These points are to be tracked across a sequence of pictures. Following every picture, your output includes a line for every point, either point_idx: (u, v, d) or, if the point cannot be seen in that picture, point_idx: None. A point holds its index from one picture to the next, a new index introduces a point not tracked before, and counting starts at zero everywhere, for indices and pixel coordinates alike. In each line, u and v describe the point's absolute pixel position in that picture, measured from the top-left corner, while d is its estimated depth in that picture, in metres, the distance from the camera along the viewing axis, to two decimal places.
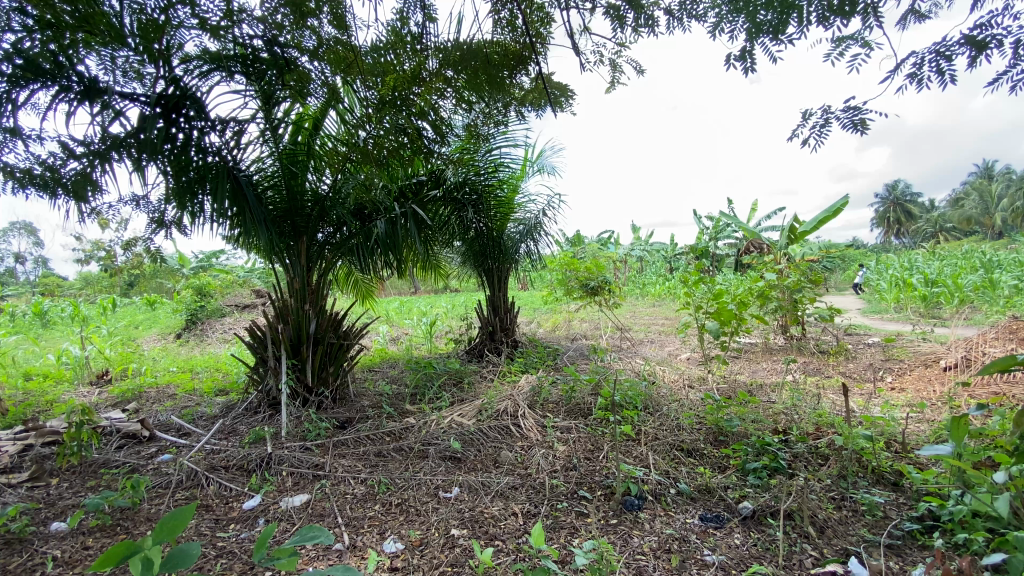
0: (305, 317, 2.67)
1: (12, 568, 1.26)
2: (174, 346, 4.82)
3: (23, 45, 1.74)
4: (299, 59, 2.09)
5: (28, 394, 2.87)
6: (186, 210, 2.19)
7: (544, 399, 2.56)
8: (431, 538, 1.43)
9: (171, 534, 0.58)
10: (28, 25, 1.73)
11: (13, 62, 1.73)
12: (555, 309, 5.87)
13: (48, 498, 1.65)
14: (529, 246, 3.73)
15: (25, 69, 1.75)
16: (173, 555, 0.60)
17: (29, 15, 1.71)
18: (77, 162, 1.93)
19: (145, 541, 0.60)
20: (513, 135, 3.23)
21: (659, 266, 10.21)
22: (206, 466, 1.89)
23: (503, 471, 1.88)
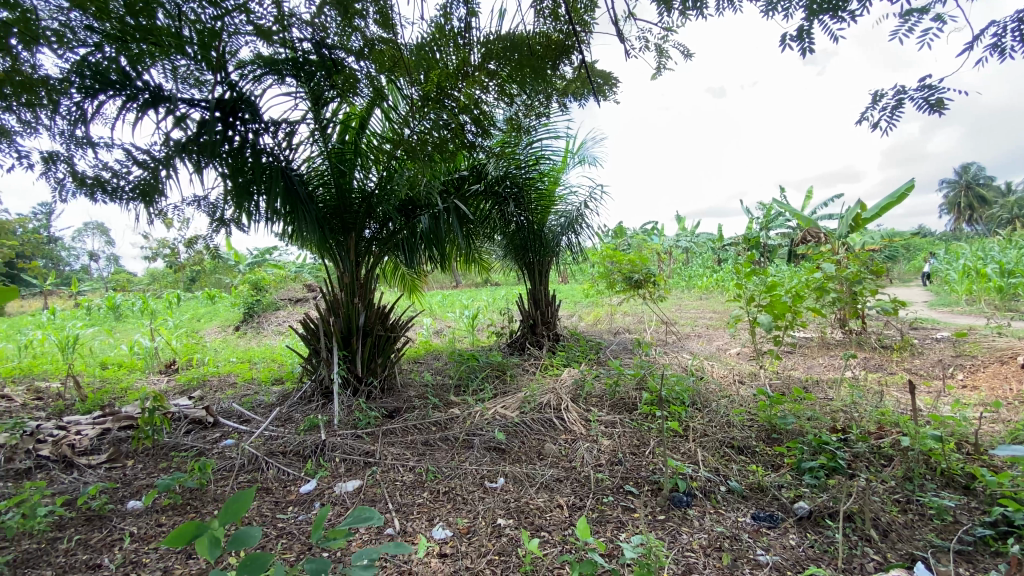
0: (354, 310, 2.76)
1: (94, 543, 1.37)
2: (233, 338, 5.09)
3: (93, 59, 1.91)
4: (346, 60, 2.17)
5: (106, 382, 3.11)
6: (243, 210, 2.30)
7: (587, 392, 2.54)
8: (478, 526, 1.45)
9: (236, 517, 0.60)
10: (96, 41, 1.88)
11: (84, 75, 1.93)
12: (598, 302, 5.79)
13: (125, 478, 1.78)
14: (570, 238, 3.70)
15: (95, 79, 1.95)
16: (239, 536, 0.62)
17: (96, 31, 1.85)
18: (143, 168, 2.07)
19: (213, 520, 0.63)
20: (555, 126, 3.21)
21: (705, 257, 9.90)
22: (265, 451, 1.99)
23: (548, 463, 1.88)
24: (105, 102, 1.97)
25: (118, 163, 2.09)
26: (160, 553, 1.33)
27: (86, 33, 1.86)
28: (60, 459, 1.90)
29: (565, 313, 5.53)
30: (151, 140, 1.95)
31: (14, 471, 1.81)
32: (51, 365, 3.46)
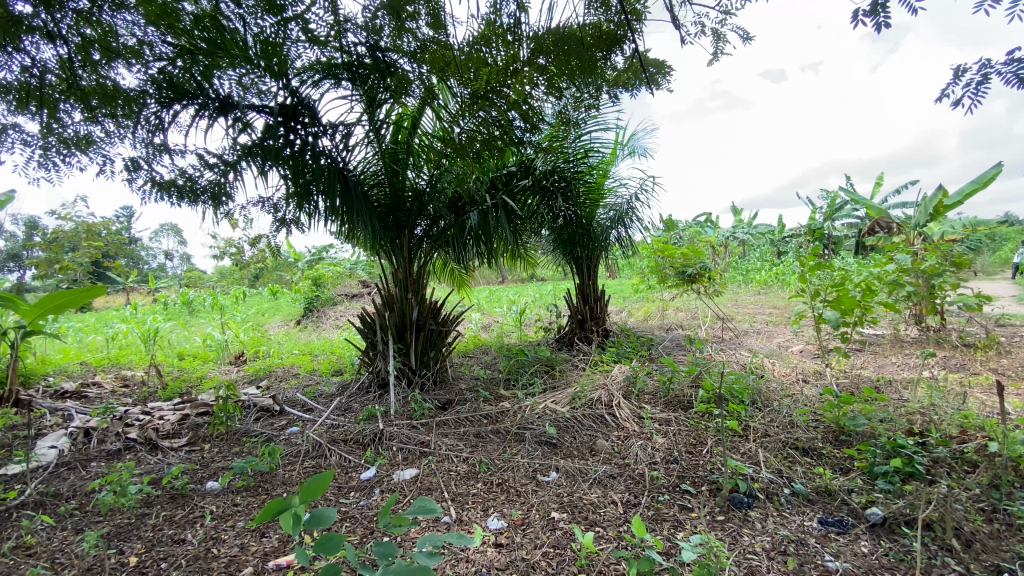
0: (408, 306, 2.86)
1: (178, 519, 1.49)
2: (295, 331, 5.36)
3: (167, 71, 2.02)
4: (398, 62, 2.22)
5: (184, 372, 3.35)
6: (304, 209, 2.47)
7: (640, 389, 2.50)
8: (532, 519, 1.47)
9: (315, 496, 0.66)
10: (170, 53, 2.02)
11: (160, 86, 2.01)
12: (648, 297, 5.68)
13: (204, 461, 1.92)
14: (620, 232, 3.65)
15: (170, 91, 2.00)
16: (314, 517, 0.67)
17: (170, 44, 2.01)
18: (213, 172, 2.20)
19: (295, 499, 0.68)
20: (604, 118, 3.17)
21: (763, 251, 9.47)
22: (328, 438, 2.09)
23: (600, 460, 1.87)
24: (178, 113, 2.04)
25: (192, 168, 2.22)
26: (236, 530, 1.42)
27: (164, 47, 2.04)
28: (145, 441, 2.07)
29: (614, 309, 5.45)
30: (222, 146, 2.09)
31: (108, 452, 1.99)
32: (136, 356, 3.77)
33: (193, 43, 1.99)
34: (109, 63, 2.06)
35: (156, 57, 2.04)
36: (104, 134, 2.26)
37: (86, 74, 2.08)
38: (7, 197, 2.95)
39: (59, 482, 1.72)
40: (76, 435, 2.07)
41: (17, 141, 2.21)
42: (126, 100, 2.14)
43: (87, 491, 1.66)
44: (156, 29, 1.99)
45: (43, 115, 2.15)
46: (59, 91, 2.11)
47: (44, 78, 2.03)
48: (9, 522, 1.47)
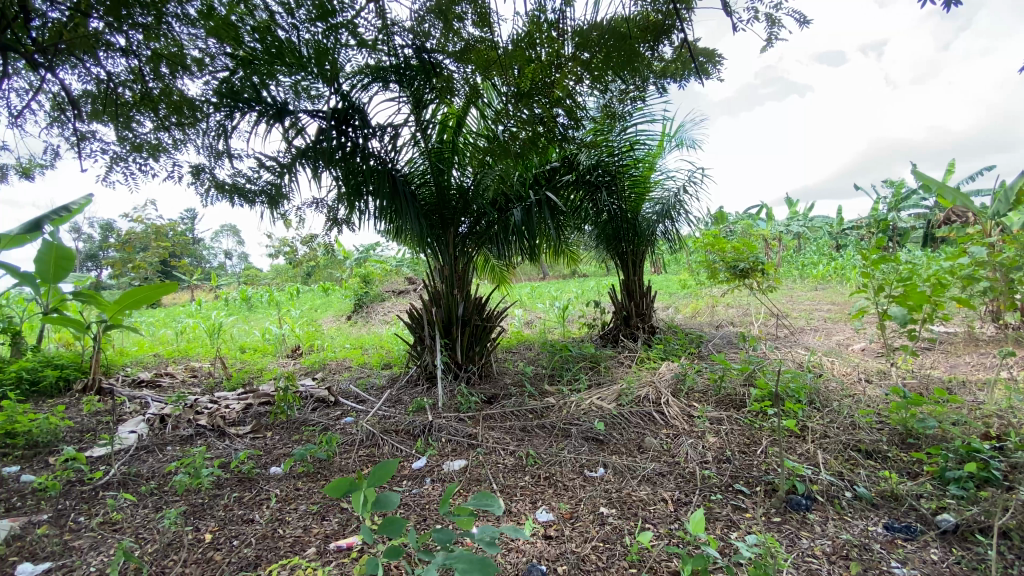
0: (454, 301, 2.92)
1: (247, 500, 1.59)
2: (346, 326, 5.58)
3: (228, 80, 2.17)
4: (443, 62, 2.22)
5: (245, 364, 3.56)
6: (354, 209, 2.56)
7: (689, 387, 2.45)
8: (581, 513, 1.47)
9: (380, 480, 0.78)
10: (228, 64, 2.13)
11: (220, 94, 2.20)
12: (696, 294, 5.53)
13: (267, 447, 2.04)
14: (666, 226, 3.58)
15: (226, 96, 2.20)
16: (379, 500, 0.78)
17: (227, 55, 2.10)
18: (271, 175, 2.31)
19: (363, 484, 0.80)
20: (651, 110, 3.10)
21: (820, 245, 9.03)
22: (380, 429, 2.17)
23: (649, 457, 1.85)
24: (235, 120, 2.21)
25: (250, 171, 2.34)
26: (299, 512, 1.50)
27: (221, 57, 2.12)
28: (214, 428, 2.22)
29: (661, 305, 5.34)
30: (278, 149, 2.20)
31: (181, 437, 2.14)
32: (202, 348, 4.03)
33: (249, 52, 2.10)
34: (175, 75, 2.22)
35: (216, 68, 2.13)
36: (173, 142, 2.37)
37: (156, 83, 2.25)
38: (87, 202, 3.22)
39: (140, 464, 1.87)
40: (154, 421, 2.24)
41: (97, 149, 2.40)
42: (189, 108, 2.27)
43: (165, 472, 1.79)
44: (213, 40, 2.05)
45: (118, 124, 2.33)
46: (132, 102, 2.29)
47: (120, 90, 2.25)
48: (99, 499, 1.61)
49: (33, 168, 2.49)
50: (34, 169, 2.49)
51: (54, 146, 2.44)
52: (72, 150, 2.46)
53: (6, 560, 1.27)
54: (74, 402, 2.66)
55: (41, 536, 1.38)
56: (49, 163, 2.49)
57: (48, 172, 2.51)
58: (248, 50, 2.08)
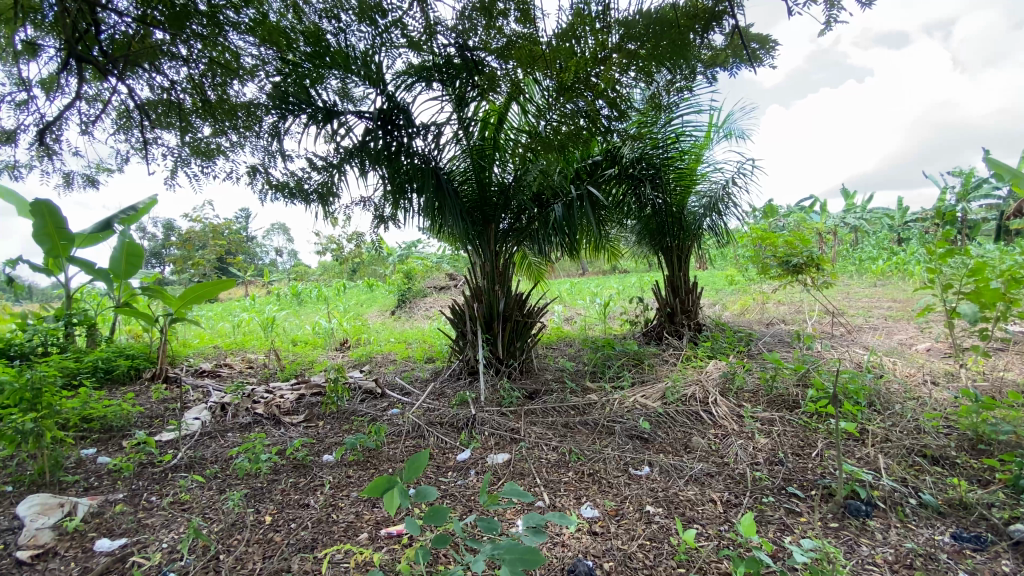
0: (496, 297, 2.94)
1: (302, 485, 1.66)
2: (390, 320, 5.73)
3: (280, 86, 2.24)
4: (486, 59, 2.22)
5: (298, 356, 3.72)
6: (400, 206, 2.64)
7: (738, 387, 2.37)
8: (626, 510, 1.46)
9: (416, 472, 0.85)
10: (277, 68, 2.24)
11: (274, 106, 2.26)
12: (744, 290, 5.34)
13: (320, 436, 2.12)
14: (714, 220, 3.45)
15: (276, 102, 2.23)
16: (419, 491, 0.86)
17: (277, 59, 2.22)
18: (320, 175, 2.40)
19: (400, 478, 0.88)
20: (697, 100, 3.01)
21: (879, 239, 8.52)
22: (426, 421, 2.22)
23: (696, 457, 1.81)
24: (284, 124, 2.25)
25: (301, 171, 2.44)
26: (350, 499, 1.56)
27: (274, 63, 2.24)
28: (270, 417, 2.33)
29: (707, 301, 5.18)
30: (328, 150, 2.27)
31: (241, 424, 2.26)
32: (257, 341, 4.24)
33: (298, 59, 2.20)
34: (229, 81, 2.33)
35: (269, 74, 2.27)
36: (230, 144, 2.51)
37: (213, 91, 2.37)
38: (153, 202, 3.43)
39: (204, 449, 1.99)
40: (216, 409, 2.38)
41: (159, 153, 2.55)
42: (245, 110, 2.41)
43: (227, 457, 1.90)
44: (266, 46, 2.20)
45: (179, 129, 2.47)
46: (192, 109, 2.42)
47: (179, 96, 2.37)
48: (168, 481, 1.72)
49: (101, 172, 2.67)
50: (101, 173, 2.68)
51: (122, 151, 2.62)
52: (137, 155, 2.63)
53: (87, 535, 1.39)
54: (144, 389, 2.86)
55: (118, 513, 1.50)
56: (115, 167, 2.68)
57: (114, 175, 2.70)
58: (300, 55, 2.20)
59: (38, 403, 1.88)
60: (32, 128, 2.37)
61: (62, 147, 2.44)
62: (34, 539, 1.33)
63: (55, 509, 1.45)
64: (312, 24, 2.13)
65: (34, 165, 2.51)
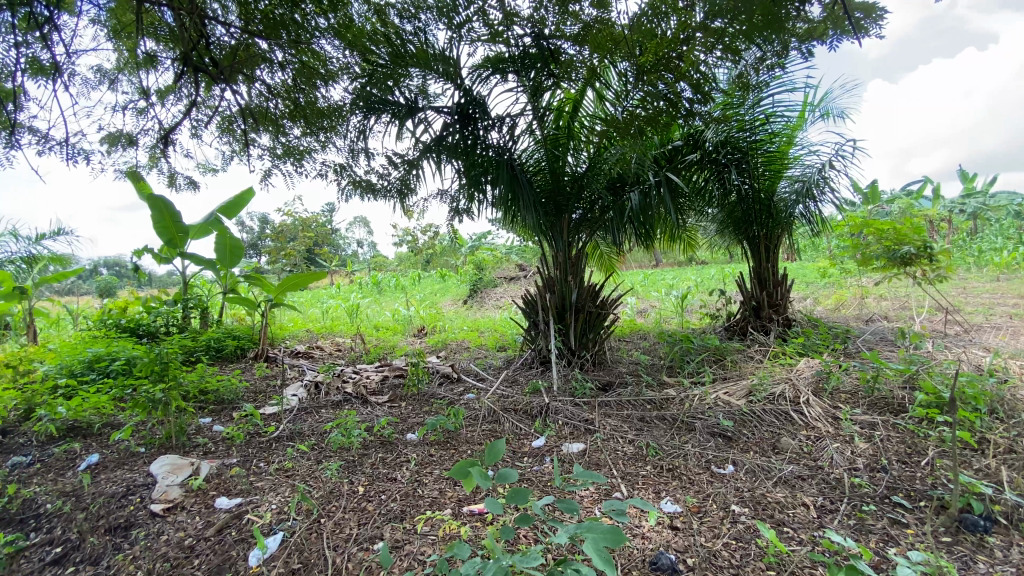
0: (568, 288, 2.94)
1: (389, 460, 1.77)
2: (464, 309, 5.91)
3: (365, 88, 2.37)
4: (562, 47, 2.22)
5: (380, 341, 3.94)
6: (475, 198, 2.68)
7: (834, 387, 2.21)
8: (709, 508, 1.41)
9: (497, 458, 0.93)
10: (357, 73, 2.39)
11: (358, 103, 2.40)
12: (839, 284, 4.93)
13: (403, 415, 2.25)
14: (807, 207, 3.17)
15: (360, 100, 2.38)
16: (500, 476, 0.93)
17: (359, 62, 2.35)
18: (400, 171, 2.56)
19: (479, 464, 0.94)
20: (791, 77, 2.78)
21: (1004, 227, 7.51)
22: (501, 407, 2.28)
23: (785, 458, 1.71)
24: (365, 122, 2.40)
25: (382, 168, 2.61)
26: (434, 476, 1.64)
27: (356, 65, 2.39)
28: (358, 396, 2.50)
29: (796, 295, 4.84)
30: (398, 149, 2.31)
31: (333, 401, 2.44)
32: (344, 326, 4.54)
33: (375, 60, 2.32)
34: (315, 85, 2.49)
35: (355, 75, 2.41)
36: (318, 145, 2.72)
37: (303, 94, 2.52)
38: (250, 194, 3.74)
39: (303, 422, 2.17)
40: (310, 387, 2.59)
41: (257, 153, 2.77)
42: (331, 113, 2.59)
43: (322, 431, 2.06)
44: (351, 50, 2.33)
45: (273, 131, 2.66)
46: (284, 112, 2.58)
47: (275, 102, 2.54)
48: (273, 450, 1.90)
49: (207, 172, 2.96)
50: (207, 173, 2.96)
51: (224, 152, 2.88)
52: (237, 155, 2.88)
53: (208, 493, 1.58)
54: (249, 366, 3.16)
55: (233, 475, 1.68)
56: (218, 166, 2.95)
57: (218, 174, 2.98)
58: (382, 57, 2.31)
59: (165, 376, 2.14)
60: (152, 132, 2.68)
61: (175, 150, 2.72)
62: (166, 495, 1.54)
63: (182, 469, 1.67)
64: (391, 25, 2.21)
65: (152, 165, 2.83)
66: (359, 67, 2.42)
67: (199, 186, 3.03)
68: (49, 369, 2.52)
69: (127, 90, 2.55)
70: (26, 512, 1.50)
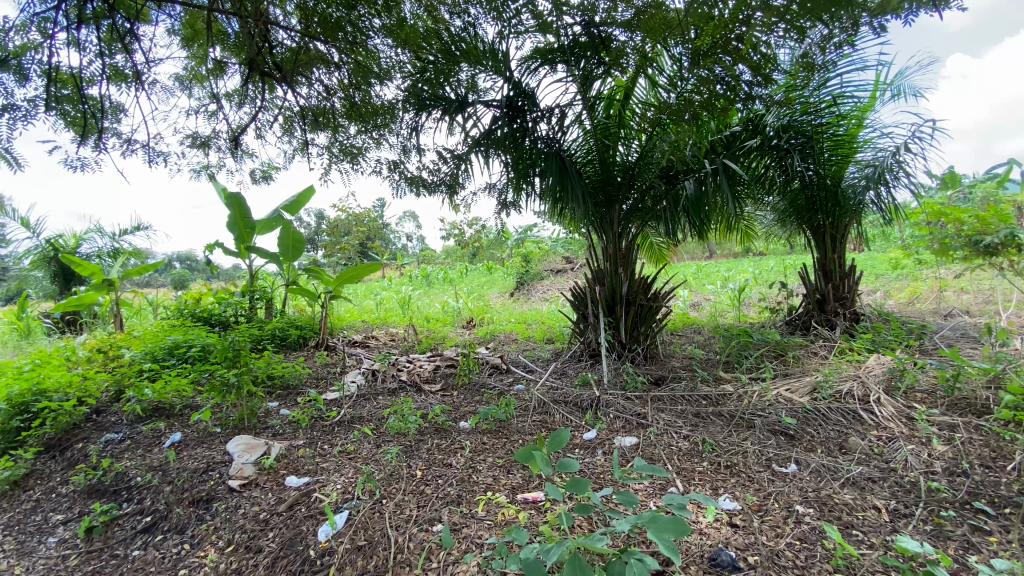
0: (618, 280, 2.90)
1: (444, 446, 1.83)
2: (511, 301, 5.96)
3: (416, 86, 2.42)
4: (613, 35, 2.16)
5: (431, 331, 4.04)
6: (522, 191, 2.68)
7: (908, 386, 2.07)
8: (771, 507, 1.37)
9: (558, 447, 0.97)
10: (411, 70, 2.45)
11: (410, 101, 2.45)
12: (914, 275, 4.59)
13: (455, 403, 2.31)
14: (879, 192, 2.95)
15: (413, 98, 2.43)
16: (562, 464, 0.96)
17: (411, 60, 2.41)
18: (450, 166, 2.59)
19: (542, 450, 0.98)
20: (861, 55, 2.61)
21: None
22: (551, 398, 2.29)
23: (853, 459, 1.63)
24: (417, 119, 2.44)
25: (433, 163, 2.66)
26: (488, 463, 1.67)
27: (409, 62, 2.44)
28: (412, 384, 2.59)
29: (864, 288, 4.55)
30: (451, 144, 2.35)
31: (389, 388, 2.54)
32: (397, 317, 4.69)
33: (426, 58, 2.36)
34: (370, 83, 2.55)
35: (408, 72, 2.47)
36: (372, 142, 2.80)
37: (359, 93, 2.60)
38: (310, 191, 3.92)
39: (362, 407, 2.27)
40: (368, 374, 2.70)
41: (317, 151, 2.90)
42: (385, 110, 2.66)
43: (381, 416, 2.15)
44: (403, 48, 2.38)
45: (331, 130, 2.77)
46: (341, 111, 2.67)
47: (332, 101, 2.63)
48: (336, 433, 1.99)
49: (271, 170, 3.13)
50: (272, 171, 3.13)
51: (286, 151, 3.02)
52: (298, 153, 3.02)
53: (279, 471, 1.68)
54: (311, 354, 3.34)
55: (300, 456, 1.78)
56: (281, 164, 3.10)
57: (281, 172, 3.13)
58: (431, 54, 2.36)
59: (237, 361, 2.30)
60: (222, 135, 2.85)
61: (243, 150, 2.88)
62: (241, 472, 1.65)
63: (255, 448, 1.79)
64: (441, 21, 2.27)
65: (222, 165, 3.02)
66: (412, 64, 2.46)
67: (268, 182, 3.21)
68: (135, 355, 2.75)
69: (199, 95, 2.72)
70: (118, 484, 1.71)
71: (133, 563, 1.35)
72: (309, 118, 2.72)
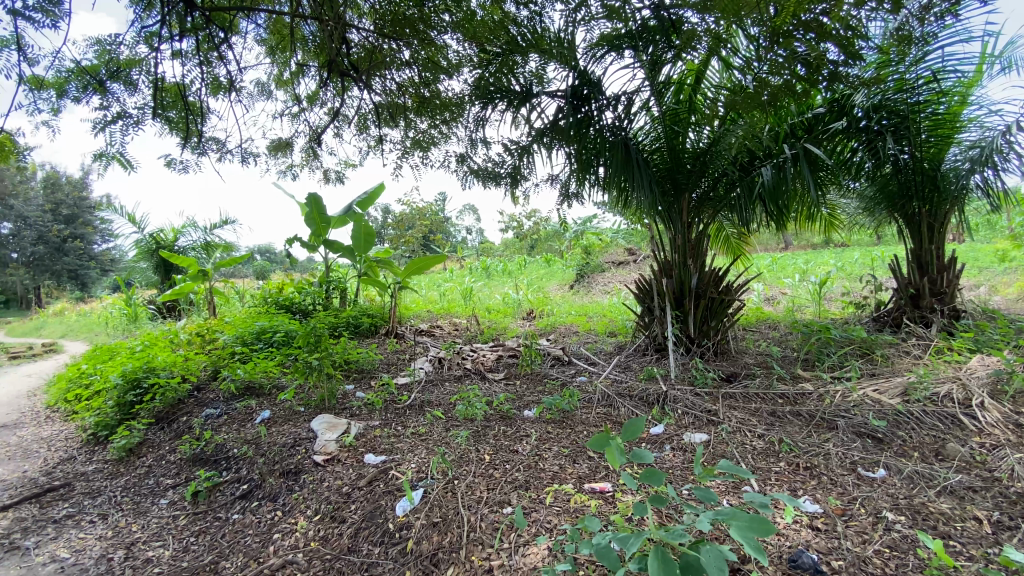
0: (688, 272, 2.81)
1: (510, 433, 1.87)
2: (571, 294, 5.94)
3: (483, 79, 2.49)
4: (685, 17, 2.03)
5: (494, 322, 4.11)
6: (585, 181, 2.67)
7: (1018, 389, 1.87)
8: (856, 512, 1.30)
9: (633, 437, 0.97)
10: (478, 63, 2.51)
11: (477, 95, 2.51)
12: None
13: (519, 392, 2.35)
14: (985, 176, 2.66)
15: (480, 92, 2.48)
16: (636, 454, 0.96)
17: (477, 53, 2.48)
18: (514, 157, 2.63)
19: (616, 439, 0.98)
20: (967, 25, 2.37)
21: None
22: (615, 391, 2.28)
23: (952, 467, 1.50)
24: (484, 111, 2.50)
25: (498, 155, 2.70)
26: (554, 452, 1.70)
27: (476, 56, 2.50)
28: (477, 372, 2.67)
29: (965, 282, 4.13)
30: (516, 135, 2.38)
31: (455, 375, 2.63)
32: (460, 307, 4.81)
33: (492, 52, 2.44)
34: (439, 78, 2.58)
35: (475, 66, 2.53)
36: (441, 135, 2.89)
37: (428, 88, 2.65)
38: (381, 187, 4.10)
39: (431, 393, 2.37)
40: (435, 361, 2.81)
41: (390, 147, 3.02)
42: (453, 104, 2.72)
43: (449, 402, 2.23)
44: (471, 43, 2.43)
45: (403, 125, 2.86)
46: (411, 107, 2.74)
47: (404, 98, 2.69)
48: (407, 415, 2.10)
49: (348, 167, 3.29)
50: (347, 168, 3.29)
51: (362, 148, 3.17)
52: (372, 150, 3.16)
53: (358, 449, 1.79)
54: (382, 342, 3.51)
55: (376, 436, 1.89)
56: (357, 161, 3.26)
57: (357, 169, 3.29)
58: (498, 47, 2.43)
59: (318, 346, 2.47)
60: (304, 135, 3.04)
61: (322, 149, 3.05)
62: (325, 448, 1.78)
63: (336, 427, 1.92)
64: (506, 13, 2.30)
65: (304, 164, 3.21)
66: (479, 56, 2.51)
67: (344, 180, 3.38)
68: (229, 338, 3.02)
69: (283, 97, 2.92)
70: (218, 454, 1.91)
71: (234, 525, 1.51)
72: (384, 113, 2.80)
